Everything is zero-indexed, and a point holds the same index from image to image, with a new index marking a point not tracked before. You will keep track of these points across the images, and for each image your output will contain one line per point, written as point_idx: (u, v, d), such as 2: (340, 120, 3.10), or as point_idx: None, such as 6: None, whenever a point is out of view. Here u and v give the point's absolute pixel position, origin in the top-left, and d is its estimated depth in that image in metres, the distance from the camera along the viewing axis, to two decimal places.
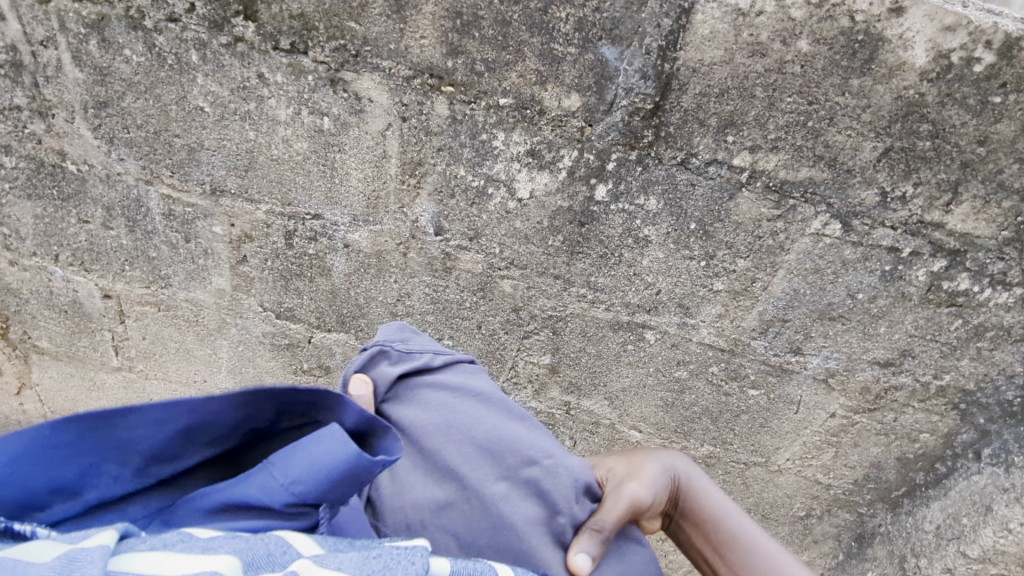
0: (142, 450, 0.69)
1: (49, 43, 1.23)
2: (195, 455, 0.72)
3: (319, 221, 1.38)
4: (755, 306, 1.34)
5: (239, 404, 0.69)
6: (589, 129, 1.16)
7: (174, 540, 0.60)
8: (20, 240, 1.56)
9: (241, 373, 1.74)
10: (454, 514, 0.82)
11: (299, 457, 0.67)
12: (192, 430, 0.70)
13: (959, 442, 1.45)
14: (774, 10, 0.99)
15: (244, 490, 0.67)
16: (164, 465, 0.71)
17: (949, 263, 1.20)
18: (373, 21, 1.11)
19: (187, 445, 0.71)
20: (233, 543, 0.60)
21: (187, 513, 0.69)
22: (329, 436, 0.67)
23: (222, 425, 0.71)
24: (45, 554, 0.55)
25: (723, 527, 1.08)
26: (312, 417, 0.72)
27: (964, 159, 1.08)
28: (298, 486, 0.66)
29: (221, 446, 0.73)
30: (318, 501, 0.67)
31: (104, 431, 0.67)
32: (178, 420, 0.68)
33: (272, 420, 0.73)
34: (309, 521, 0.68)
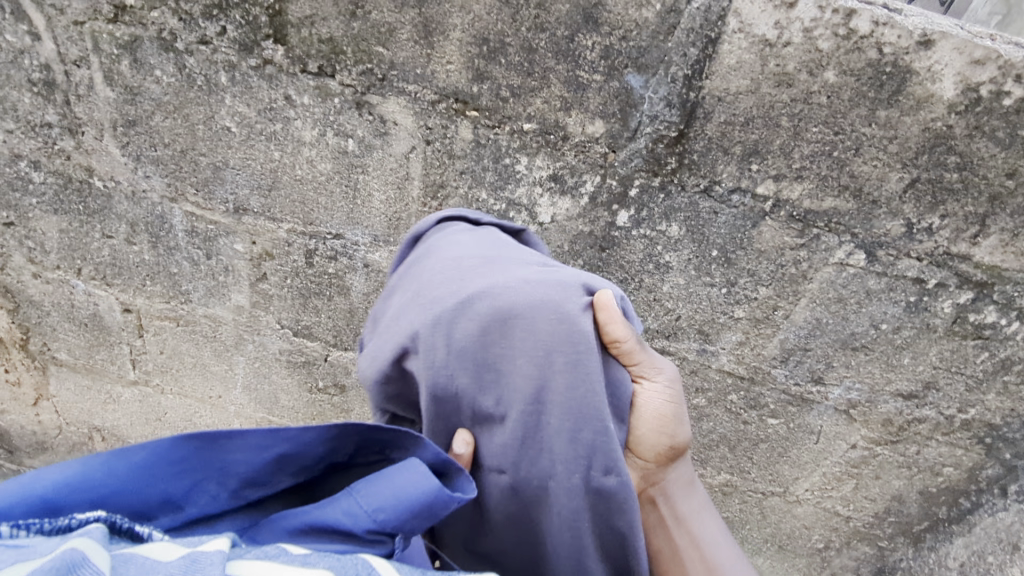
0: (239, 473, 0.70)
1: (83, 63, 1.26)
2: (284, 483, 0.73)
3: (339, 241, 1.39)
4: (776, 335, 1.32)
5: (332, 437, 0.71)
6: (612, 155, 1.16)
7: (275, 551, 0.61)
8: (45, 254, 1.58)
9: (256, 390, 1.74)
10: (491, 267, 0.88)
11: (383, 485, 0.68)
12: (286, 458, 0.71)
13: (984, 477, 1.41)
14: (801, 41, 0.99)
15: (330, 512, 0.67)
16: (255, 488, 0.72)
17: (976, 295, 1.18)
18: (401, 46, 1.12)
19: (279, 473, 0.72)
20: (328, 559, 0.60)
21: (273, 534, 0.70)
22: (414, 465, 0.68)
23: (314, 454, 0.72)
24: (170, 553, 0.57)
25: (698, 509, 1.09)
26: (386, 455, 0.74)
27: (992, 191, 1.07)
28: (380, 514, 0.66)
29: (304, 476, 0.74)
30: (395, 530, 0.67)
31: (212, 450, 0.68)
32: (278, 447, 0.69)
33: (350, 456, 0.74)
34: (384, 548, 0.68)
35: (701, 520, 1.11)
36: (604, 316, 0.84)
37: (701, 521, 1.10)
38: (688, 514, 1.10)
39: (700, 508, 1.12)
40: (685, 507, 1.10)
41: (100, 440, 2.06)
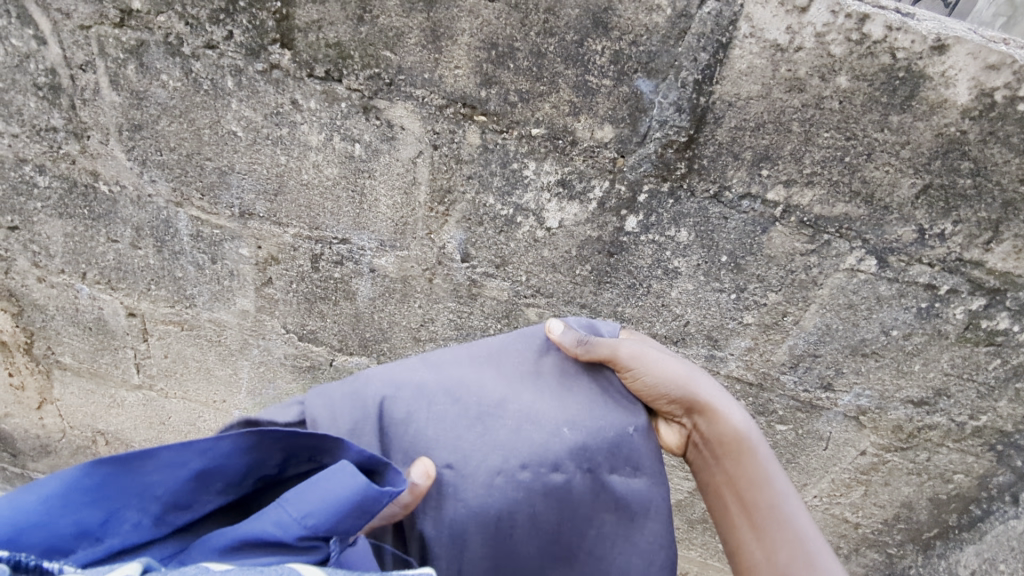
0: (160, 496, 0.72)
1: (88, 67, 1.25)
2: (209, 502, 0.75)
3: (346, 246, 1.38)
4: (785, 341, 1.31)
5: (252, 446, 0.74)
6: (621, 160, 1.15)
7: (195, 570, 0.62)
8: (49, 258, 1.58)
9: (261, 394, 1.74)
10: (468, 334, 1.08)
11: (309, 492, 0.70)
12: (206, 475, 0.74)
13: (995, 484, 1.40)
14: (813, 46, 0.98)
15: (259, 525, 0.70)
16: (180, 511, 0.74)
17: (989, 301, 1.17)
18: (408, 51, 1.12)
19: (202, 492, 0.74)
20: (249, 572, 0.61)
21: (201, 555, 0.71)
22: (339, 471, 0.71)
23: (235, 468, 0.75)
24: None
25: (762, 494, 0.95)
26: (317, 462, 0.77)
27: (1006, 198, 1.06)
28: (309, 519, 0.69)
29: (232, 493, 0.77)
30: (328, 533, 0.70)
31: (128, 476, 0.71)
32: (196, 462, 0.72)
33: (279, 467, 0.77)
34: (319, 553, 0.70)
35: (743, 460, 0.97)
36: (563, 341, 1.01)
37: (744, 462, 0.97)
38: (729, 455, 0.98)
39: (745, 446, 0.97)
40: (723, 445, 0.98)
41: (105, 443, 2.05)
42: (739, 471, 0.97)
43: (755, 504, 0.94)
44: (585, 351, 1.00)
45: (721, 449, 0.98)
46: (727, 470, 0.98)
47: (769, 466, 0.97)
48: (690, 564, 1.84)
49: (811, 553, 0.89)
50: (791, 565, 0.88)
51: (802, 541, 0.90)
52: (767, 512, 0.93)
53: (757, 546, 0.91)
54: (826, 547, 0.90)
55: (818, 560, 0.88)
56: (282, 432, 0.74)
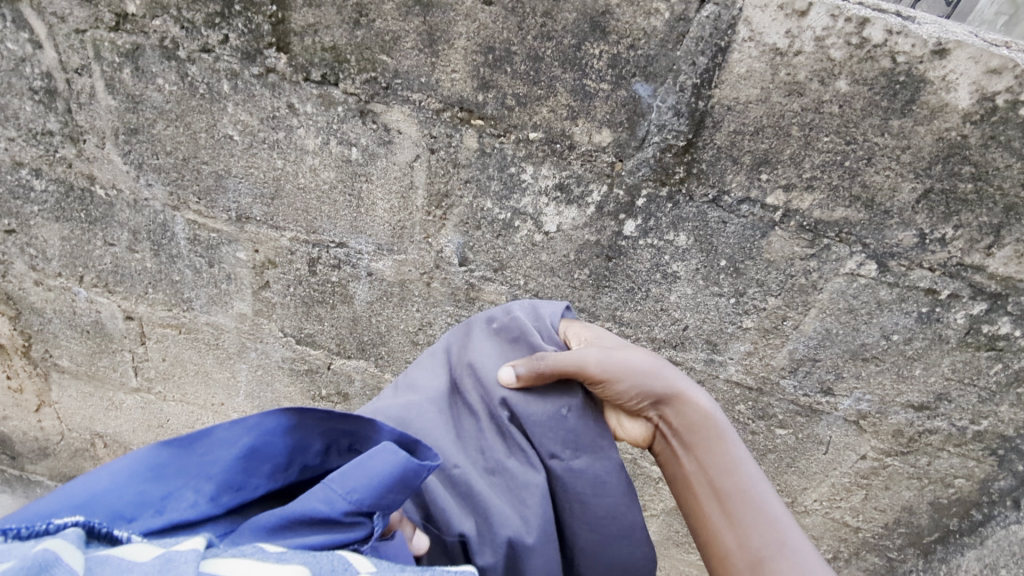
0: (214, 475, 0.75)
1: (84, 71, 1.24)
2: (258, 486, 0.77)
3: (343, 250, 1.37)
4: (785, 345, 1.30)
5: (295, 425, 0.79)
6: (620, 164, 1.15)
7: (252, 550, 0.65)
8: (46, 261, 1.57)
9: (259, 397, 1.73)
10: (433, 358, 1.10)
11: (353, 469, 0.72)
12: (256, 455, 0.77)
13: (996, 489, 1.39)
14: (813, 50, 0.98)
15: (305, 503, 0.71)
16: (232, 493, 0.76)
17: (990, 306, 1.17)
18: (405, 55, 1.11)
19: (252, 474, 0.77)
20: (303, 556, 0.64)
21: (251, 534, 0.71)
22: (380, 448, 0.73)
23: (281, 450, 0.78)
24: (145, 554, 0.59)
25: (734, 481, 0.91)
26: (356, 449, 0.81)
27: (1007, 202, 1.05)
28: (354, 494, 0.71)
29: (280, 479, 0.79)
30: (372, 508, 0.71)
31: (189, 454, 0.76)
32: (245, 438, 0.77)
33: (321, 453, 0.81)
34: (365, 531, 0.72)
35: (714, 449, 0.94)
36: (519, 379, 0.93)
37: (716, 449, 0.94)
38: (700, 444, 0.95)
39: (716, 433, 0.96)
40: (693, 433, 0.96)
41: (103, 446, 2.05)
42: (710, 459, 0.94)
43: (724, 489, 0.91)
44: (542, 375, 0.92)
45: (691, 439, 0.96)
46: (697, 460, 0.95)
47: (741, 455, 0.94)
48: (690, 567, 1.84)
49: (783, 540, 0.84)
50: (763, 550, 0.84)
51: (775, 528, 0.86)
52: (740, 499, 0.89)
53: (730, 535, 0.87)
54: (801, 536, 0.86)
55: (792, 546, 0.84)
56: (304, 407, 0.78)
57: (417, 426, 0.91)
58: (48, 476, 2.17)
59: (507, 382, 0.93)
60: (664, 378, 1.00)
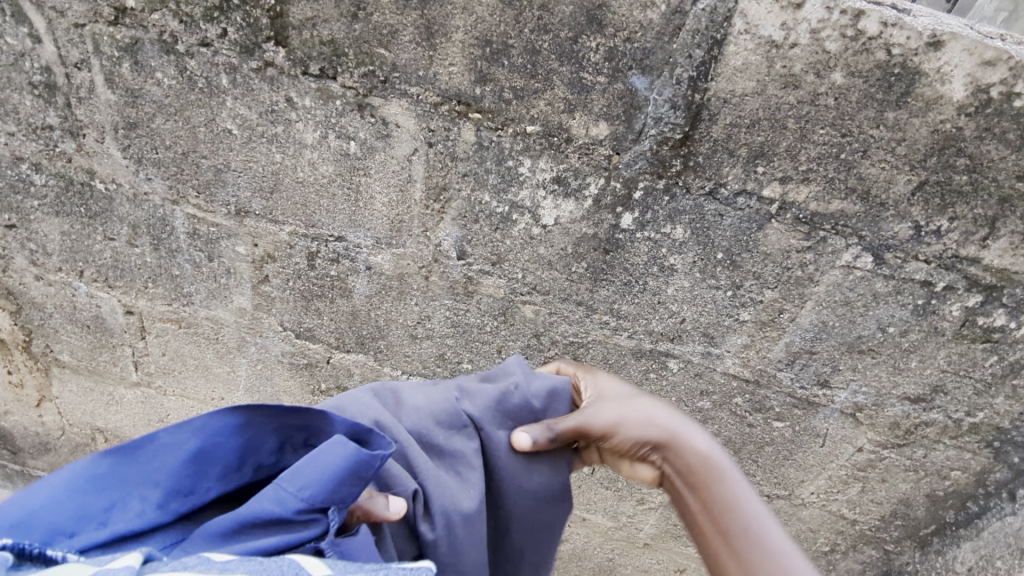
0: (160, 480, 0.76)
1: (83, 65, 1.25)
2: (209, 489, 0.78)
3: (342, 243, 1.38)
4: (781, 338, 1.31)
5: (245, 425, 0.79)
6: (616, 157, 1.15)
7: (195, 561, 0.65)
8: (46, 256, 1.58)
9: (259, 392, 1.74)
10: None
11: (302, 467, 0.74)
12: (204, 457, 0.78)
13: (992, 481, 1.40)
14: (808, 42, 0.98)
15: (256, 506, 0.72)
16: (181, 499, 0.76)
17: (985, 298, 1.17)
18: (403, 48, 1.11)
19: (201, 477, 0.77)
20: (249, 564, 0.64)
21: (202, 542, 0.72)
22: (328, 444, 0.75)
23: (231, 452, 0.79)
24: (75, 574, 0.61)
25: (739, 519, 0.86)
26: (311, 444, 0.82)
27: (1002, 194, 1.06)
28: (305, 491, 0.73)
29: (232, 481, 0.79)
30: (326, 504, 0.73)
31: (133, 463, 0.76)
32: (192, 440, 0.77)
33: (275, 450, 0.82)
34: (321, 527, 0.73)
35: (713, 487, 0.90)
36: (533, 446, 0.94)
37: (717, 485, 0.90)
38: (702, 483, 0.92)
39: (715, 471, 0.92)
40: (695, 472, 0.93)
41: (104, 441, 2.06)
42: (716, 496, 0.89)
43: (727, 526, 0.86)
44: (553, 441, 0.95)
45: (692, 478, 0.93)
46: (700, 498, 0.91)
47: (740, 488, 0.89)
48: (689, 560, 1.84)
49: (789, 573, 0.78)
50: None
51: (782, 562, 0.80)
52: (745, 536, 0.84)
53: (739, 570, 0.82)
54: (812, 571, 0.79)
55: None
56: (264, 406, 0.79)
57: (353, 411, 0.90)
58: (48, 471, 2.18)
59: (522, 449, 0.94)
60: (661, 422, 0.99)
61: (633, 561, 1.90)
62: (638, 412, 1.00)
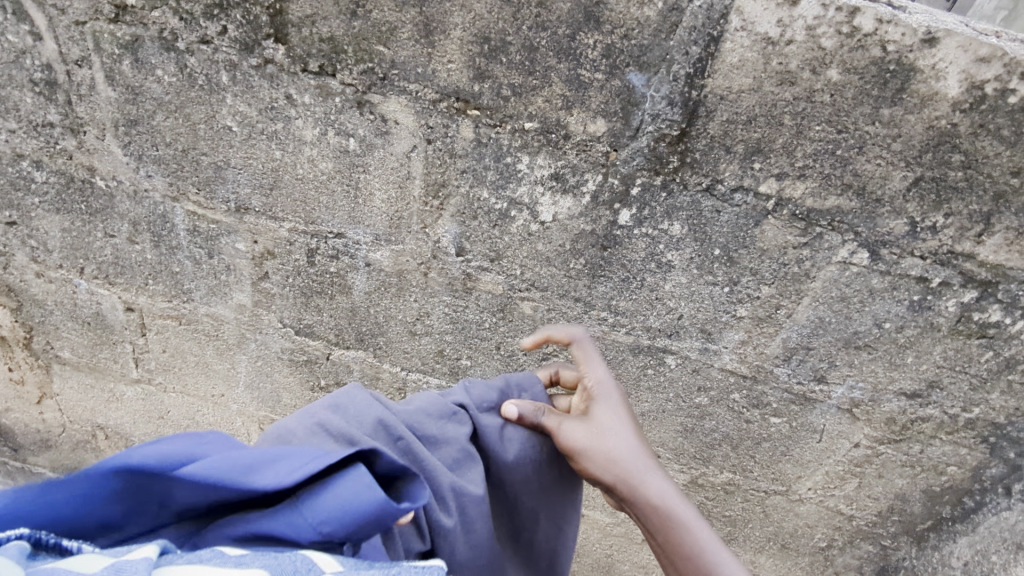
0: (179, 505, 0.72)
1: (84, 63, 1.26)
2: (224, 512, 0.75)
3: (341, 240, 1.39)
4: (778, 334, 1.32)
5: (277, 483, 0.73)
6: (614, 154, 1.16)
7: (210, 555, 0.65)
8: (47, 252, 1.59)
9: (259, 388, 1.74)
10: None
11: (329, 497, 0.71)
12: (225, 499, 0.73)
13: (988, 476, 1.41)
14: (804, 39, 0.99)
15: (274, 523, 0.70)
16: (195, 517, 0.74)
17: (980, 294, 1.18)
18: (401, 45, 1.12)
19: (224, 505, 0.74)
20: (264, 559, 0.65)
21: (216, 538, 0.72)
22: (360, 481, 0.72)
23: (259, 490, 0.74)
24: (92, 564, 0.61)
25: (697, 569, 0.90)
26: (337, 478, 0.77)
27: (996, 190, 1.06)
28: (324, 526, 0.70)
29: None
30: (342, 539, 0.71)
31: (152, 489, 0.70)
32: (217, 494, 0.70)
33: None
34: (332, 555, 0.72)
35: (671, 535, 0.93)
36: (520, 418, 1.02)
37: (675, 534, 0.93)
38: (659, 531, 0.94)
39: (672, 520, 0.94)
40: (654, 518, 0.95)
41: (104, 438, 2.06)
42: (676, 542, 0.92)
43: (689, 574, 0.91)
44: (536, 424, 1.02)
45: (650, 524, 0.95)
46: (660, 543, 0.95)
47: (696, 536, 0.92)
48: None
49: None
50: None
51: None
52: None
53: None
54: None
55: None
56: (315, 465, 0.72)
57: (353, 413, 0.87)
58: (49, 468, 2.19)
59: (509, 418, 1.02)
60: (622, 465, 0.97)
61: (631, 557, 1.91)
62: (599, 454, 0.98)
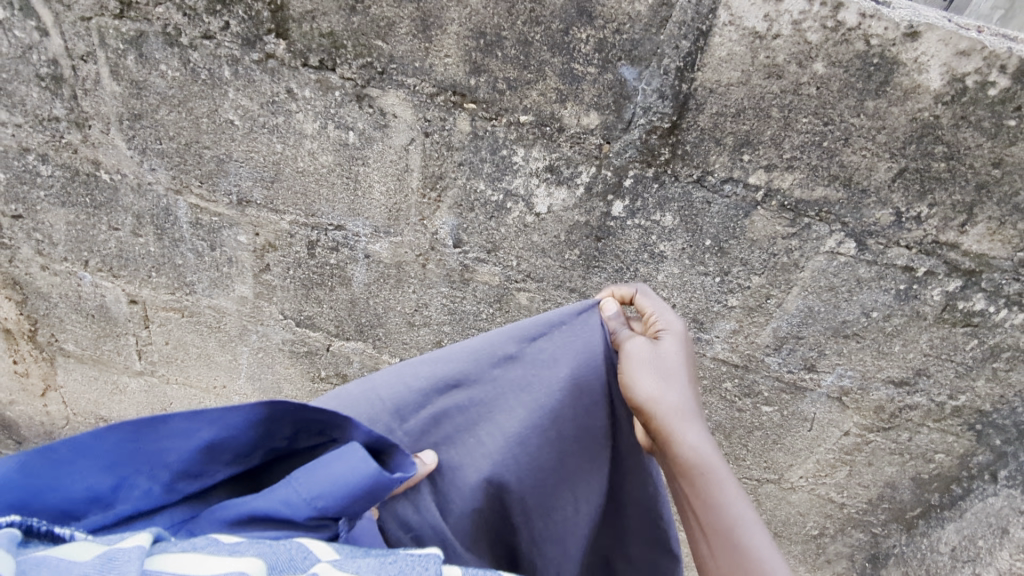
0: (169, 463, 0.76)
1: (89, 58, 1.29)
2: (218, 471, 0.79)
3: (341, 232, 1.42)
4: (769, 323, 1.34)
5: (263, 421, 0.77)
6: (607, 146, 1.19)
7: (204, 543, 0.65)
8: (52, 246, 1.61)
9: (260, 379, 1.77)
10: None
11: (320, 474, 0.73)
12: (215, 448, 0.77)
13: (975, 463, 1.44)
14: (791, 33, 1.02)
15: (268, 503, 0.73)
16: (189, 479, 0.78)
17: (965, 283, 1.21)
18: (399, 40, 1.15)
19: (211, 462, 0.78)
20: (258, 547, 0.65)
21: (210, 524, 0.75)
22: (349, 454, 0.74)
23: (243, 442, 0.79)
24: (85, 553, 0.60)
25: (721, 519, 0.84)
26: (328, 435, 0.80)
27: (979, 180, 1.09)
28: (319, 501, 0.72)
29: (241, 463, 0.80)
30: (337, 515, 0.73)
31: (140, 444, 0.74)
32: (207, 433, 0.75)
33: (289, 439, 0.81)
34: (329, 533, 0.74)
35: (699, 483, 0.86)
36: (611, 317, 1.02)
37: (707, 484, 0.86)
38: (685, 476, 0.87)
39: (707, 469, 0.86)
40: (687, 467, 0.87)
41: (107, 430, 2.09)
42: (705, 494, 0.85)
43: (710, 523, 0.84)
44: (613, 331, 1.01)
45: (676, 470, 0.88)
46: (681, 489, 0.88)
47: (726, 489, 0.85)
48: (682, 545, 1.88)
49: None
50: None
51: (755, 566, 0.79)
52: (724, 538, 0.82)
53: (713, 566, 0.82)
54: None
55: None
56: (292, 405, 0.76)
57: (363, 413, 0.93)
58: None
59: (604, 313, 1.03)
60: (662, 405, 0.90)
61: None
62: (642, 391, 0.91)
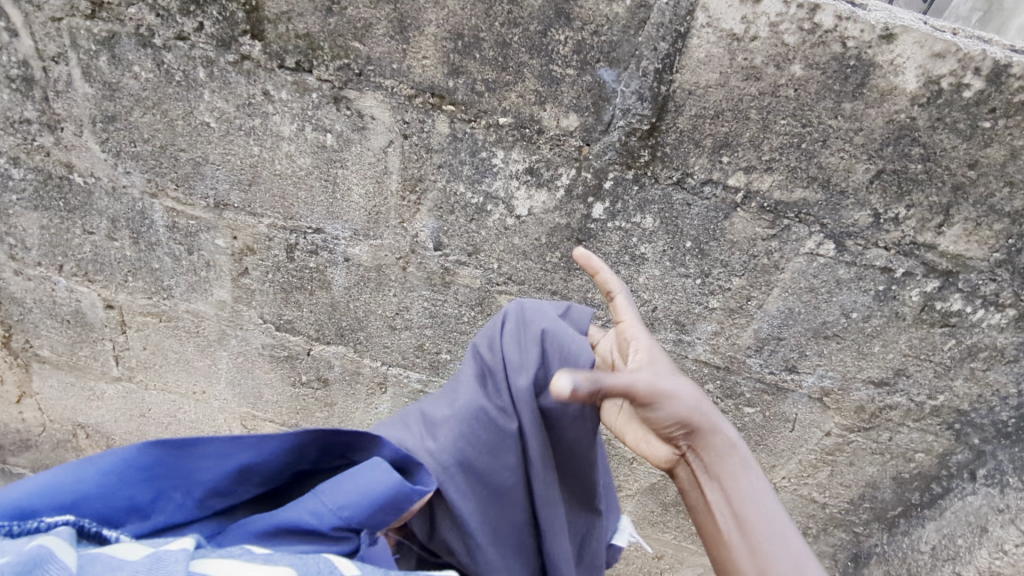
0: (205, 481, 0.77)
1: (60, 59, 1.26)
2: (246, 492, 0.81)
3: (320, 235, 1.40)
4: (750, 324, 1.35)
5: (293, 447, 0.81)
6: (587, 148, 1.18)
7: (240, 551, 0.66)
8: (25, 250, 1.58)
9: (240, 384, 1.75)
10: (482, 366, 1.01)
11: (346, 484, 0.77)
12: (247, 471, 0.80)
13: (954, 462, 1.45)
14: (768, 36, 1.02)
15: (296, 513, 0.75)
16: (219, 498, 0.79)
17: (942, 283, 1.21)
18: (376, 42, 1.14)
19: (241, 483, 0.80)
20: (291, 557, 0.66)
21: (238, 536, 0.76)
22: (374, 467, 0.77)
23: (273, 465, 0.81)
24: (134, 552, 0.61)
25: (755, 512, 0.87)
26: (348, 458, 0.85)
27: (955, 181, 1.10)
28: (344, 511, 0.75)
29: (268, 485, 0.83)
30: (359, 525, 0.76)
31: (181, 460, 0.75)
32: (243, 454, 0.78)
33: (313, 462, 0.85)
34: (351, 545, 0.76)
35: (733, 478, 0.91)
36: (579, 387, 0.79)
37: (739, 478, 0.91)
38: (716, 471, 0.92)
39: (740, 468, 0.92)
40: (721, 463, 0.92)
41: (85, 437, 2.05)
42: (730, 488, 0.90)
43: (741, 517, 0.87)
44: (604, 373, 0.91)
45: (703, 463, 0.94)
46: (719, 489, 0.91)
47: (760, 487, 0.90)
48: (666, 546, 1.88)
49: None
50: None
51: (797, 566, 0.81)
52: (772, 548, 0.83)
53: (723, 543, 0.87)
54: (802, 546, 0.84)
55: None
56: (324, 428, 0.81)
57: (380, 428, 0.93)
58: (29, 469, 2.17)
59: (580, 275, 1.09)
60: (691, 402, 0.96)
61: None
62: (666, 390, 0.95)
